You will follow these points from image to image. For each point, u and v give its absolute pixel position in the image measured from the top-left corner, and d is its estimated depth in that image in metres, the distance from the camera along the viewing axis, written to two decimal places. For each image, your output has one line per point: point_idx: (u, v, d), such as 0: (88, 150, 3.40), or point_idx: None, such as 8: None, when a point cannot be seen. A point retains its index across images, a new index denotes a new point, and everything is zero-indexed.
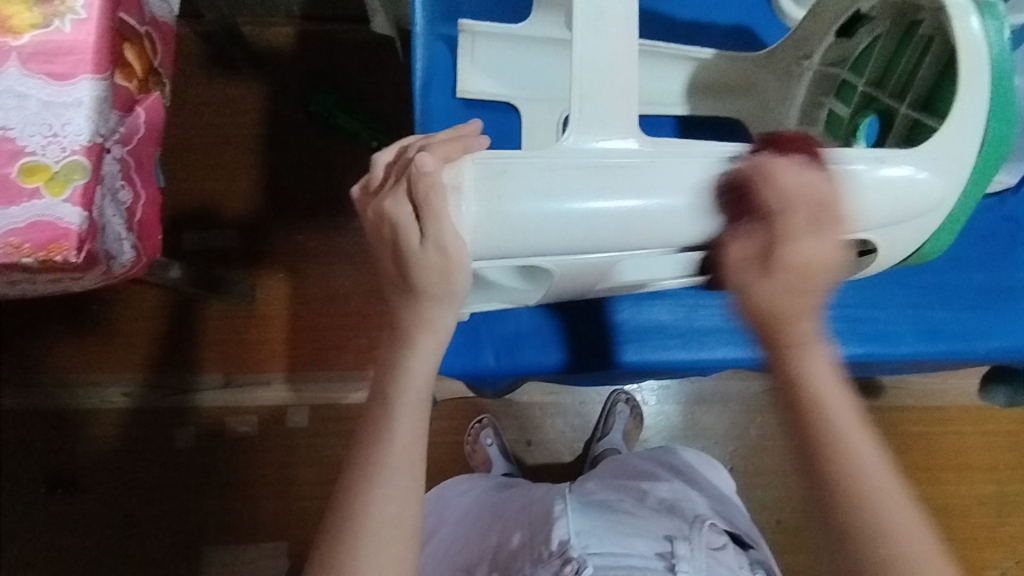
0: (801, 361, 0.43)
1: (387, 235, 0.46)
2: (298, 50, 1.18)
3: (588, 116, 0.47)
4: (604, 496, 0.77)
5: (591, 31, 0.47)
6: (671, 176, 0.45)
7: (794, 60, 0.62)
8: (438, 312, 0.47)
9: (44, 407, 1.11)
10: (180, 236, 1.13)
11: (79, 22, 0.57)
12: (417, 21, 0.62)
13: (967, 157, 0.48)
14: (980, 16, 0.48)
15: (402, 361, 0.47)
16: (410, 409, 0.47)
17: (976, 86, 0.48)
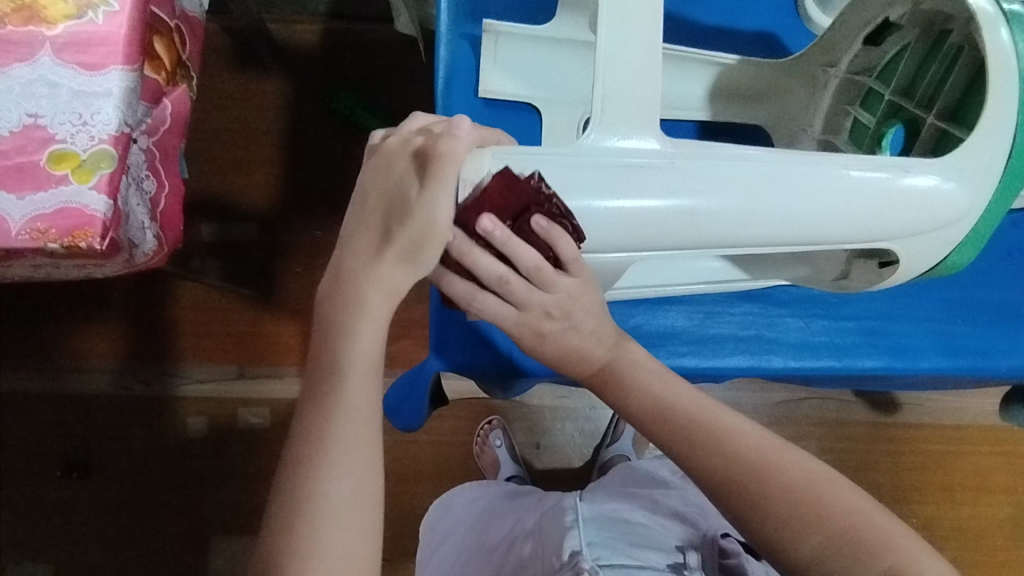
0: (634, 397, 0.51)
1: (389, 177, 0.46)
2: (322, 47, 1.19)
3: (609, 112, 0.46)
4: (614, 504, 0.76)
5: (614, 28, 0.46)
6: (703, 178, 0.44)
7: (819, 66, 0.61)
8: (396, 262, 0.45)
9: (63, 392, 1.13)
10: (200, 228, 1.15)
11: (112, 14, 0.58)
12: (441, 20, 0.63)
13: (994, 169, 0.47)
14: (1009, 26, 0.47)
15: (350, 321, 0.46)
16: (354, 370, 0.46)
17: (1003, 97, 0.47)
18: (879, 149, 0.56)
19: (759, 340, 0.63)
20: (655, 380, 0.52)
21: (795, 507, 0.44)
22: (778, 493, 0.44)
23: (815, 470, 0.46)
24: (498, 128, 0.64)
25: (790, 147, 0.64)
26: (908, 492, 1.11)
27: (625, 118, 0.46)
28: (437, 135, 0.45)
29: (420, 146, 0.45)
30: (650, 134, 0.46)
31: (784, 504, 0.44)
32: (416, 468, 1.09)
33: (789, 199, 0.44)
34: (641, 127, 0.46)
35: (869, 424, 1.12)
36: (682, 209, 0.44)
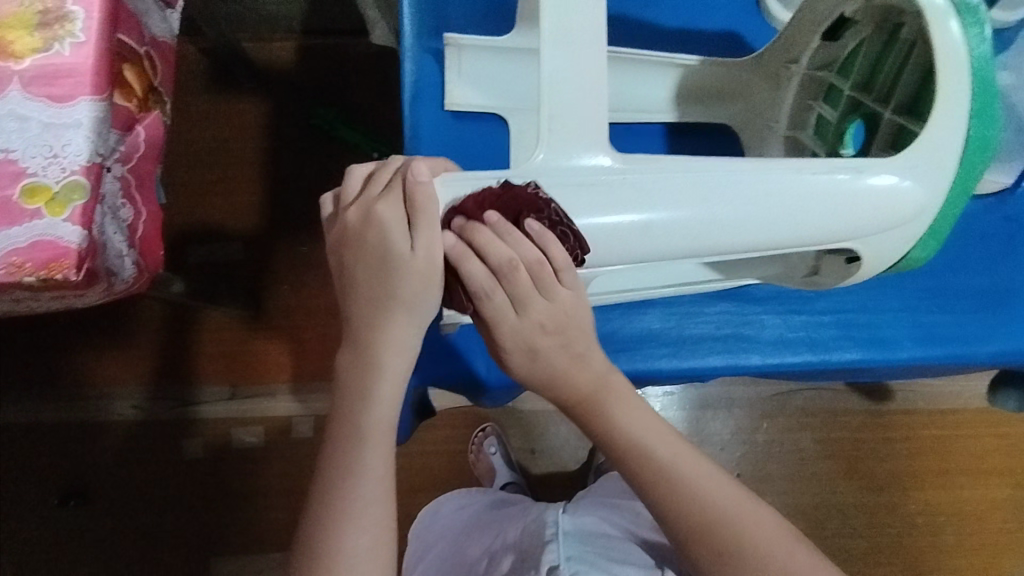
0: (628, 436, 0.49)
1: (360, 245, 0.44)
2: (299, 63, 1.19)
3: (559, 134, 0.46)
4: (596, 521, 0.76)
5: (558, 46, 0.45)
6: (658, 189, 0.43)
7: (782, 63, 0.59)
8: (404, 323, 0.45)
9: (56, 421, 1.13)
10: (185, 250, 1.15)
11: (78, 45, 0.58)
12: (404, 34, 0.62)
13: (949, 166, 0.47)
14: (959, 18, 0.47)
15: (368, 387, 0.46)
16: (373, 437, 0.47)
17: (955, 89, 0.46)
18: (841, 145, 0.55)
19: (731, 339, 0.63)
20: (625, 419, 0.50)
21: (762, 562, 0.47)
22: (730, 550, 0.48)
23: (759, 519, 0.49)
24: (467, 141, 0.64)
25: (757, 143, 0.63)
26: (903, 479, 1.12)
27: (572, 135, 0.46)
28: (403, 185, 0.44)
29: (380, 210, 0.44)
30: (602, 151, 0.46)
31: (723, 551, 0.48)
32: (412, 480, 1.10)
33: (746, 203, 0.44)
34: (591, 144, 0.46)
35: (861, 413, 1.12)
36: (636, 221, 0.43)
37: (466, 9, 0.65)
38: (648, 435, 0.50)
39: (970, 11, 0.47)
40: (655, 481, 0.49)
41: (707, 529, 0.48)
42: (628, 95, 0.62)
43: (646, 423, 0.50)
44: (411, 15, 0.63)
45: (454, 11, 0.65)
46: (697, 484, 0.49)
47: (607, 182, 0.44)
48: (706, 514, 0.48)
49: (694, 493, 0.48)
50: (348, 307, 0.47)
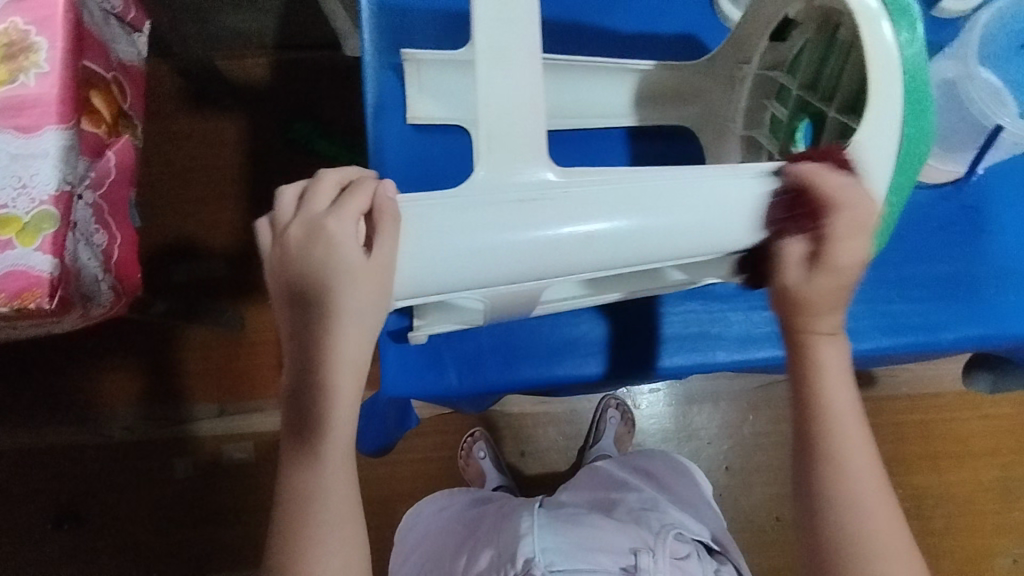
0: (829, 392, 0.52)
1: (317, 259, 0.45)
2: (273, 78, 1.20)
3: (496, 150, 0.45)
4: (571, 511, 0.75)
5: (493, 63, 0.45)
6: (600, 199, 0.43)
7: (735, 64, 0.60)
8: (359, 340, 0.47)
9: (46, 446, 1.13)
10: (168, 269, 1.15)
11: (42, 75, 0.58)
12: (365, 53, 0.64)
13: (884, 167, 0.48)
14: (891, 19, 0.47)
15: (324, 411, 0.48)
16: (331, 459, 0.49)
17: (887, 89, 0.47)
18: (792, 143, 0.56)
19: (699, 336, 0.65)
20: (836, 397, 0.52)
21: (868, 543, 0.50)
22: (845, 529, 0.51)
23: (877, 509, 0.51)
24: (430, 154, 0.65)
25: (717, 144, 0.64)
26: (891, 464, 1.13)
27: (507, 152, 0.44)
28: (356, 200, 0.44)
29: (329, 225, 0.44)
30: (542, 165, 0.45)
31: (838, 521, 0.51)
32: (404, 488, 1.10)
33: (690, 207, 0.44)
34: (533, 159, 0.45)
35: None
36: (576, 234, 0.43)
37: (425, 24, 0.66)
38: (833, 392, 0.52)
39: (901, 12, 0.48)
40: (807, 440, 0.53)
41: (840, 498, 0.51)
42: (586, 101, 0.63)
43: (846, 411, 0.52)
44: (372, 35, 0.65)
45: (413, 27, 0.66)
46: (846, 454, 0.52)
47: (547, 196, 0.43)
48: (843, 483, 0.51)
49: (850, 478, 0.51)
50: (299, 333, 0.47)
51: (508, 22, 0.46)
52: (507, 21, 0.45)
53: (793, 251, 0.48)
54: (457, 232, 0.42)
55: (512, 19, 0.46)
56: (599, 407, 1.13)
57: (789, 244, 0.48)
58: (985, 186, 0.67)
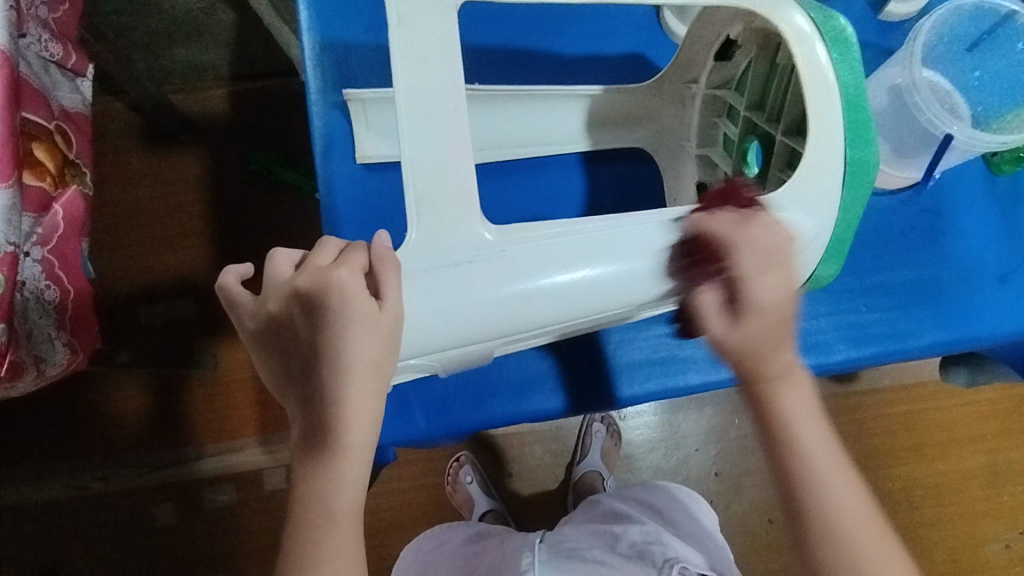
0: (790, 422, 0.46)
1: (324, 309, 0.40)
2: (231, 110, 1.17)
3: (432, 212, 0.44)
4: (572, 548, 0.74)
5: (417, 124, 0.44)
6: (543, 256, 0.43)
7: (683, 84, 0.61)
8: (371, 391, 0.42)
9: (19, 502, 1.10)
10: (135, 311, 1.12)
11: None
12: (310, 92, 0.63)
13: (832, 194, 0.47)
14: (824, 42, 0.47)
15: (329, 470, 0.43)
16: (335, 519, 0.44)
17: (825, 112, 0.47)
18: (744, 165, 0.56)
19: (664, 361, 0.65)
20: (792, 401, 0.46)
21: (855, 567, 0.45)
22: (843, 554, 0.45)
23: (865, 535, 0.46)
24: (383, 193, 0.63)
25: (674, 161, 0.64)
26: (878, 458, 1.13)
27: (443, 212, 0.44)
28: (359, 256, 0.42)
29: (334, 277, 0.40)
30: (478, 223, 0.44)
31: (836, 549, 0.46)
32: (392, 519, 1.08)
33: (646, 251, 0.45)
34: (470, 215, 0.44)
35: (831, 397, 1.13)
36: (519, 291, 0.43)
37: (368, 59, 0.65)
38: (803, 420, 0.47)
39: (832, 35, 0.48)
40: (790, 471, 0.47)
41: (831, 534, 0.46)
42: (536, 131, 0.63)
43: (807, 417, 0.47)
44: (315, 74, 0.63)
45: (359, 62, 0.65)
46: (826, 478, 0.46)
47: (482, 258, 0.43)
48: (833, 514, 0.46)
49: (837, 508, 0.46)
50: (302, 379, 0.43)
51: (431, 83, 0.45)
52: (431, 78, 0.45)
53: (708, 299, 0.44)
54: (417, 297, 0.42)
55: (436, 72, 0.45)
56: (584, 423, 1.11)
57: (701, 291, 0.44)
58: (944, 188, 0.67)
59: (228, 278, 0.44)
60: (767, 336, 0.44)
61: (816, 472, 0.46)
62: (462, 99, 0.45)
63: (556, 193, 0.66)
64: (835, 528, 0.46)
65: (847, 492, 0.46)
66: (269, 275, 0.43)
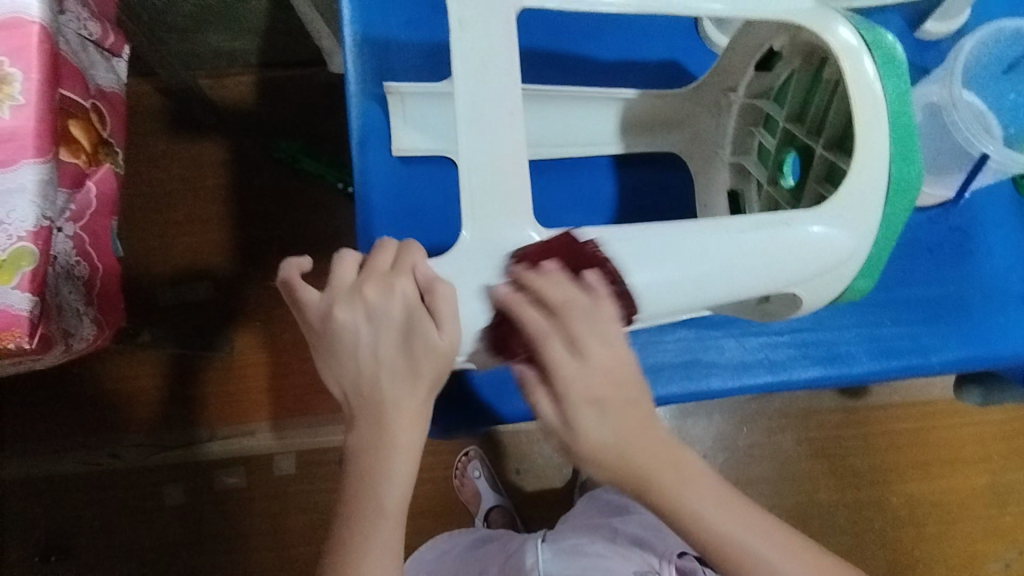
0: (687, 516, 0.44)
1: (389, 317, 0.42)
2: (258, 97, 1.18)
3: (483, 212, 0.48)
4: (573, 545, 0.76)
5: (473, 129, 0.48)
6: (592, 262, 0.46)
7: (721, 91, 0.61)
8: (424, 396, 0.44)
9: (31, 475, 1.11)
10: (154, 291, 1.13)
11: (18, 108, 0.52)
12: (350, 83, 0.64)
13: (873, 209, 0.49)
14: (872, 56, 0.49)
15: (381, 466, 0.44)
16: (386, 514, 0.45)
17: (874, 127, 0.48)
18: (781, 176, 0.57)
19: None
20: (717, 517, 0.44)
21: None
22: None
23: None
24: (417, 187, 0.65)
25: (707, 168, 0.65)
26: (884, 473, 1.13)
27: (494, 213, 0.48)
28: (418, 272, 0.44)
29: (400, 288, 0.42)
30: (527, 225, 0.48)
31: None
32: None
33: (690, 265, 0.47)
34: (517, 222, 0.48)
35: (840, 410, 1.13)
36: None
37: (409, 55, 0.66)
38: (704, 509, 0.44)
39: (881, 52, 0.49)
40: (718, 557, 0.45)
41: None
42: (572, 132, 0.63)
43: (738, 518, 0.45)
44: (355, 65, 0.64)
45: (399, 58, 0.65)
46: (752, 550, 0.45)
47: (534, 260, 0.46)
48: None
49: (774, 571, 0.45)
50: (355, 377, 0.44)
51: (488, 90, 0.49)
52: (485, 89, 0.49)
53: (535, 373, 0.43)
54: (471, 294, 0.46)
55: (492, 81, 0.49)
56: None
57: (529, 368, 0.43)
58: (974, 206, 0.68)
59: (291, 273, 0.45)
60: (628, 422, 0.42)
61: (741, 553, 0.45)
62: (516, 104, 0.49)
63: (588, 196, 0.67)
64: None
65: (777, 553, 0.46)
66: (333, 274, 0.45)
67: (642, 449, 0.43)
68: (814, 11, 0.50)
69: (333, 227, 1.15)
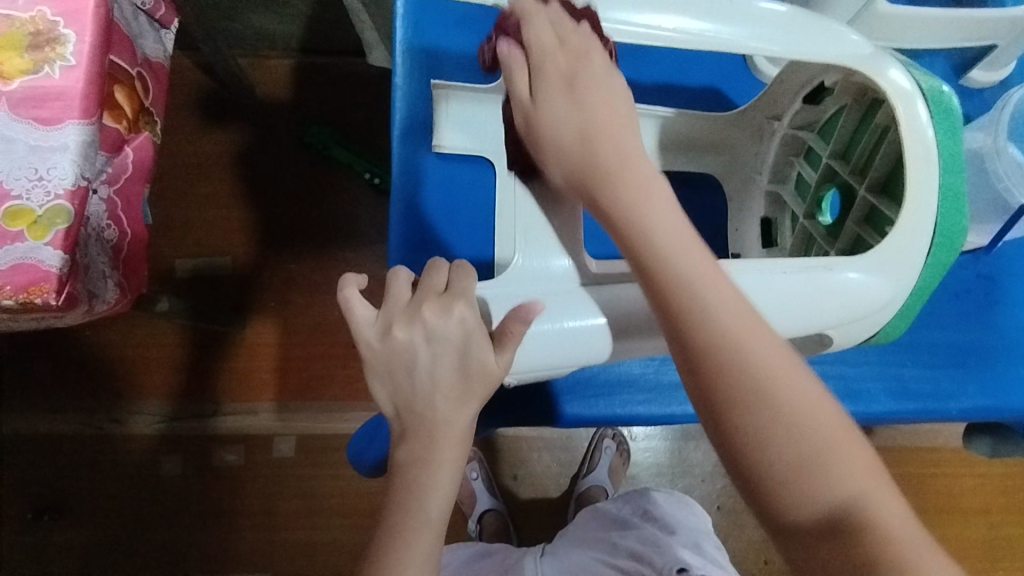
0: (670, 267, 0.41)
1: (448, 338, 0.44)
2: (294, 81, 1.19)
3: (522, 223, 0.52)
4: (573, 564, 0.77)
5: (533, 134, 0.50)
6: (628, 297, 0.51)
7: (765, 119, 0.63)
8: (472, 413, 0.46)
9: (32, 433, 1.11)
10: (174, 263, 1.14)
11: (68, 69, 0.53)
12: (398, 75, 0.65)
13: (916, 257, 0.49)
14: (925, 102, 0.50)
15: (424, 476, 0.46)
16: (431, 524, 0.46)
17: (924, 174, 0.48)
18: (818, 212, 0.58)
19: (657, 387, 0.70)
20: (729, 318, 0.40)
21: (774, 441, 0.38)
22: (769, 430, 0.38)
23: (793, 390, 0.39)
24: (457, 185, 0.66)
25: (742, 191, 0.66)
26: None
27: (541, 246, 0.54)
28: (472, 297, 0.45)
29: (463, 310, 0.44)
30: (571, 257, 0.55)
31: (758, 425, 0.38)
32: None
33: None
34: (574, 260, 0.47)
35: None
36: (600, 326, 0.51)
37: (458, 55, 0.67)
38: (699, 279, 0.41)
39: (936, 100, 0.50)
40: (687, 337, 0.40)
41: (743, 398, 0.38)
42: None
43: (792, 368, 0.40)
44: (404, 56, 0.65)
45: (447, 58, 0.66)
46: (735, 341, 0.39)
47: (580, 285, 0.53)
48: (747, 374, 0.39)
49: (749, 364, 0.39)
50: (409, 396, 0.46)
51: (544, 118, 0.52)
52: None
53: (514, 54, 0.50)
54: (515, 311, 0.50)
55: None
56: (595, 437, 1.12)
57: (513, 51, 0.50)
58: (1005, 256, 0.68)
59: (349, 289, 0.46)
60: (607, 123, 0.46)
61: (721, 340, 0.39)
62: None
63: None
64: (756, 390, 0.39)
65: (760, 345, 0.40)
66: (388, 292, 0.46)
67: (623, 188, 0.43)
68: (870, 54, 0.51)
69: (356, 217, 1.16)
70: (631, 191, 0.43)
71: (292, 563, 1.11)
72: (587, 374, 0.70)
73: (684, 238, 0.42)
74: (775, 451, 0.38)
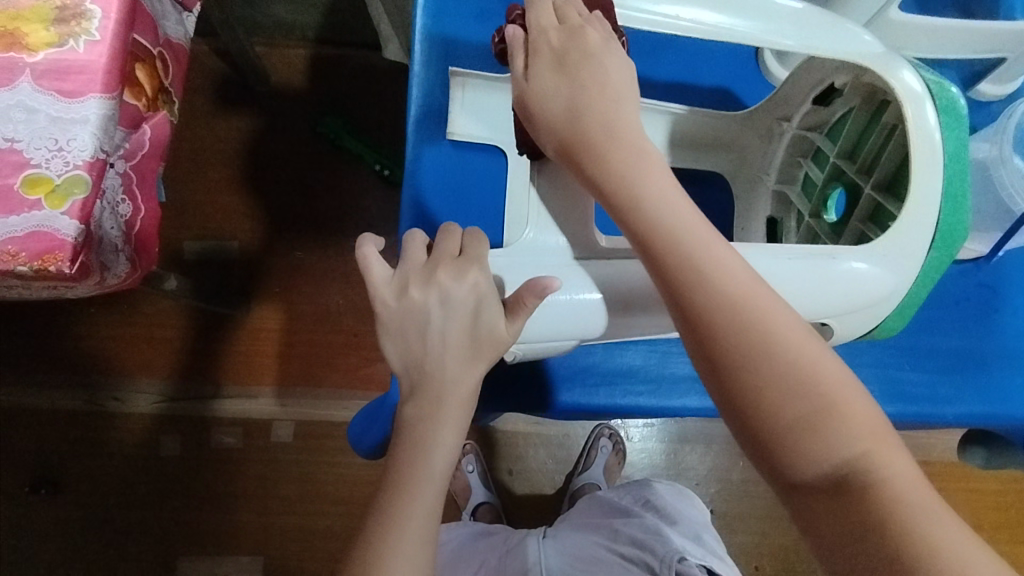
0: (644, 205, 0.44)
1: (460, 302, 0.46)
2: (309, 71, 1.20)
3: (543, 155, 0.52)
4: (573, 546, 0.77)
5: None
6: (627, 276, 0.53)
7: (774, 120, 0.64)
8: (477, 375, 0.47)
9: (33, 407, 1.12)
10: (182, 245, 1.15)
11: (93, 43, 0.54)
12: (416, 62, 0.66)
13: (920, 252, 0.50)
14: (934, 104, 0.51)
15: (428, 434, 0.46)
16: (435, 485, 0.46)
17: (930, 173, 0.49)
18: (824, 210, 0.60)
19: (657, 379, 0.71)
20: (734, 286, 0.41)
21: (755, 380, 0.39)
22: (751, 357, 0.40)
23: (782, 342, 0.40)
24: (470, 170, 0.67)
25: (749, 192, 0.68)
26: None
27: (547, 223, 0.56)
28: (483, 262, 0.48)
29: (478, 271, 0.47)
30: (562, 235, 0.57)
31: (741, 357, 0.40)
32: None
33: None
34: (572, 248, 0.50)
35: None
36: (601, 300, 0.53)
37: (476, 46, 0.68)
38: (677, 223, 0.43)
39: (943, 101, 0.51)
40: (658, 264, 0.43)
41: (729, 333, 0.40)
42: None
43: (771, 302, 0.41)
44: (423, 43, 0.67)
45: (465, 48, 0.68)
46: (717, 272, 0.42)
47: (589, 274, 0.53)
48: (724, 303, 0.41)
49: (731, 298, 0.41)
50: (419, 360, 0.46)
51: None
52: None
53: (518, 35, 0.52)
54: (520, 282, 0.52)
55: None
56: (592, 435, 1.13)
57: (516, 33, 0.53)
58: (1003, 267, 0.70)
59: (367, 247, 0.47)
60: (602, 93, 0.48)
61: (701, 272, 0.41)
62: None
63: None
64: (736, 323, 0.40)
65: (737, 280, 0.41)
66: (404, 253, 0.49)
67: (593, 126, 0.47)
68: (881, 54, 0.52)
69: (365, 207, 1.17)
70: (595, 126, 0.47)
71: (285, 547, 1.11)
72: (588, 364, 0.70)
73: (651, 173, 0.45)
74: (760, 390, 0.39)
